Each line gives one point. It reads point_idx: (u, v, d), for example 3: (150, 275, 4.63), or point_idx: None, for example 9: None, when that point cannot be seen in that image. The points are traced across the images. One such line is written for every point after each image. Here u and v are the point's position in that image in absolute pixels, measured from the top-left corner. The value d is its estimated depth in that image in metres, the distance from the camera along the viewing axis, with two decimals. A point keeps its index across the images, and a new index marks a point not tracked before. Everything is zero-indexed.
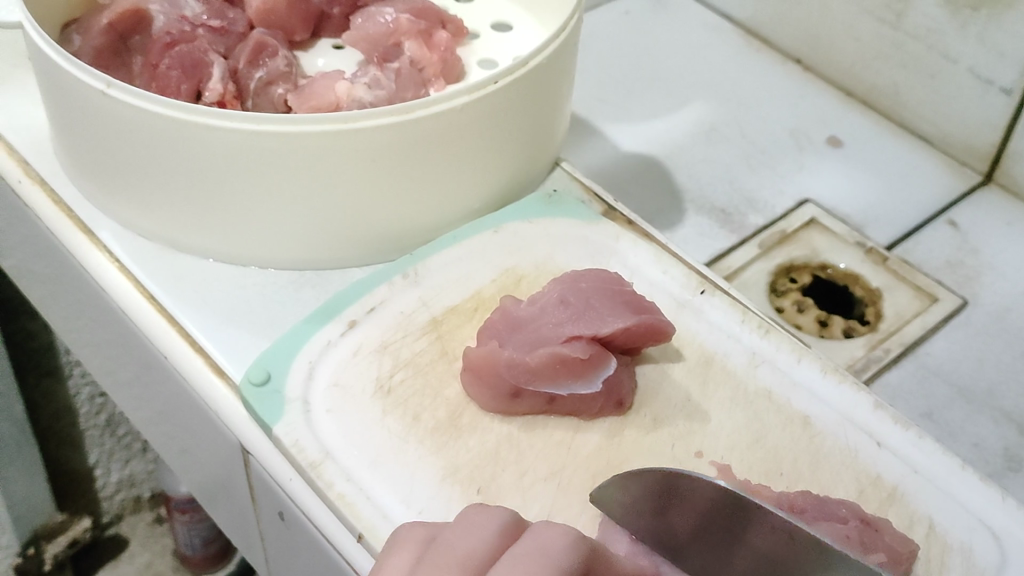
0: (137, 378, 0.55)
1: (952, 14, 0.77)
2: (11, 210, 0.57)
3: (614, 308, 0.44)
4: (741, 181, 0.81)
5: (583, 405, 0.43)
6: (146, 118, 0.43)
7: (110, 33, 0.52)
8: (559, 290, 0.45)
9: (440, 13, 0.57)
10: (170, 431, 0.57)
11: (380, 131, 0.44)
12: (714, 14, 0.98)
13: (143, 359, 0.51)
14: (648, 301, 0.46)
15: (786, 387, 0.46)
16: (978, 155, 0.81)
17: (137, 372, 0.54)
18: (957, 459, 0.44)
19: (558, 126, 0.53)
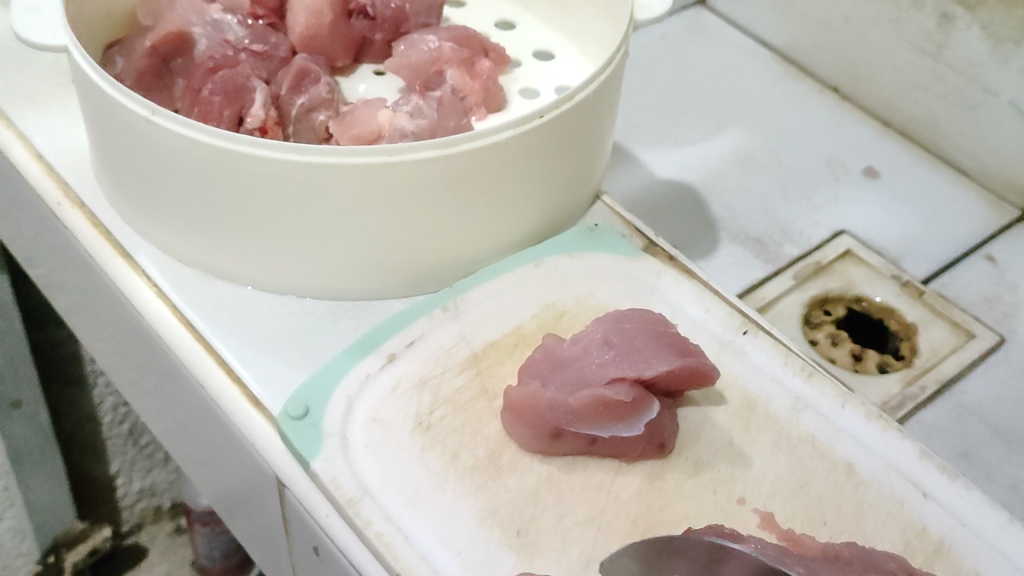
0: (168, 400, 0.55)
1: (993, 47, 0.76)
2: (48, 227, 0.57)
3: (658, 349, 0.44)
4: (777, 211, 0.81)
5: (628, 447, 0.42)
6: (190, 145, 0.43)
7: (153, 56, 0.52)
8: (602, 330, 0.45)
9: (483, 41, 0.57)
10: (198, 452, 0.56)
11: (425, 164, 0.43)
12: (750, 40, 0.98)
13: (176, 382, 0.51)
14: (693, 343, 0.45)
15: (829, 432, 0.45)
16: (1017, 190, 0.80)
17: (170, 396, 0.54)
18: (1003, 511, 0.43)
19: (600, 158, 0.53)
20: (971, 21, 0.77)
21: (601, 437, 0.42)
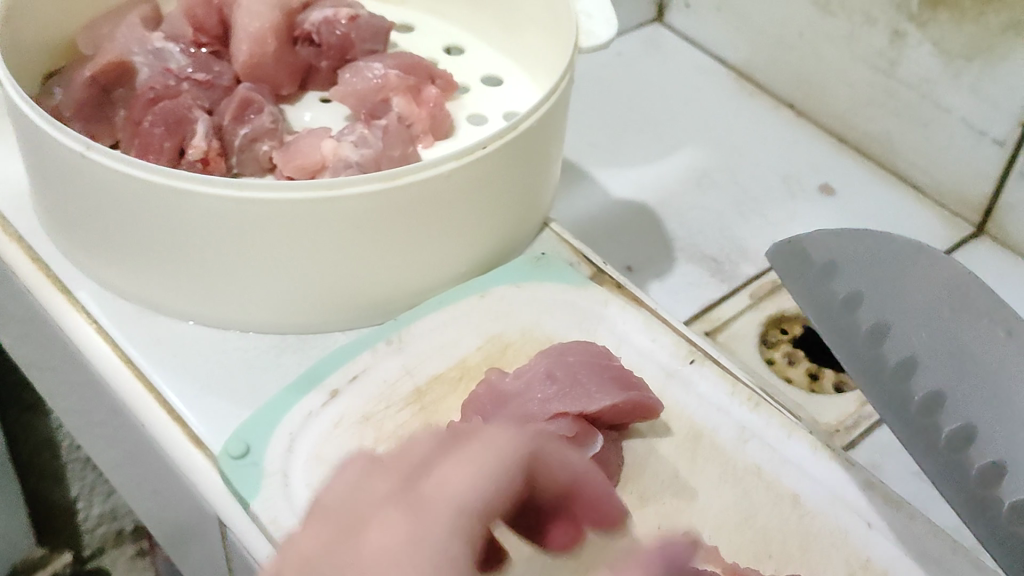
0: (113, 431, 0.54)
1: (945, 64, 0.76)
2: None
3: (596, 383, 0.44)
4: (733, 230, 0.81)
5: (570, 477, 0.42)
6: (126, 183, 0.42)
7: (92, 86, 0.52)
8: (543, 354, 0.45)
9: (429, 68, 0.56)
10: (144, 484, 0.55)
11: (366, 197, 0.43)
12: (708, 57, 0.98)
13: (119, 416, 0.50)
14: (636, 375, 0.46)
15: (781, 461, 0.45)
16: (971, 206, 0.81)
17: (114, 429, 0.53)
18: (949, 541, 0.43)
19: (547, 185, 0.53)
20: (923, 38, 0.77)
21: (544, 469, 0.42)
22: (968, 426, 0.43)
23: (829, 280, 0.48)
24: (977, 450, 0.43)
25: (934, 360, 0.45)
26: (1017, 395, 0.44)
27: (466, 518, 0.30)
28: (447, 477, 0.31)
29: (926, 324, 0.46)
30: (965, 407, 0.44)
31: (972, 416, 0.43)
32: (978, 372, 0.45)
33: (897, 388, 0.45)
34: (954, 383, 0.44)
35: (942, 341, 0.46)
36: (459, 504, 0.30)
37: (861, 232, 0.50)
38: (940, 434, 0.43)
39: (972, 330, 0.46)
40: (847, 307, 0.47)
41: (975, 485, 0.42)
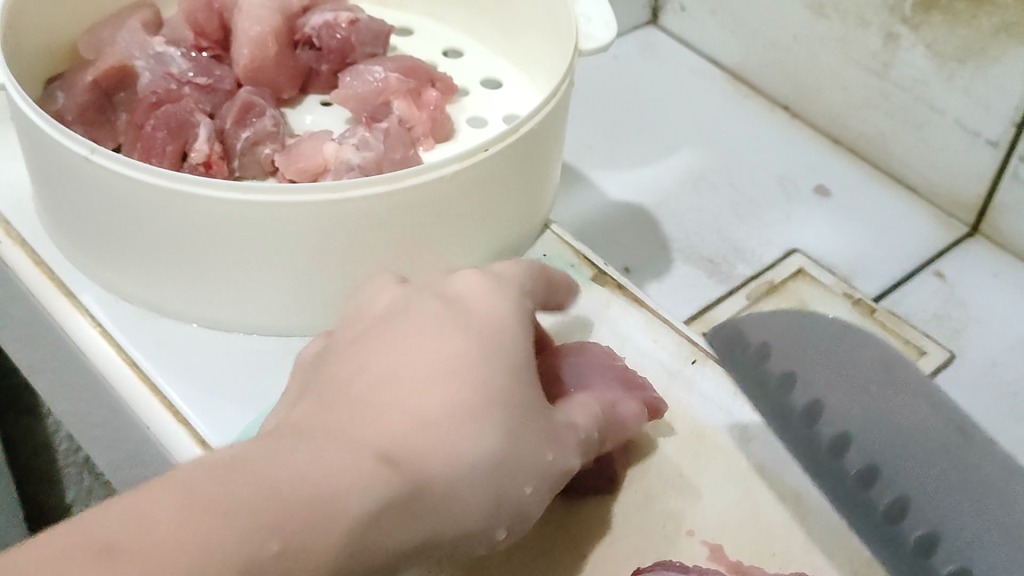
0: (116, 435, 0.54)
1: (938, 66, 0.77)
2: None
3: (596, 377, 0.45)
4: (729, 231, 0.81)
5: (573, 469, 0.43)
6: (130, 185, 0.42)
7: (95, 90, 0.52)
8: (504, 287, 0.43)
9: (429, 71, 0.56)
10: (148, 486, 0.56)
11: (371, 200, 0.43)
12: (703, 59, 0.99)
13: (123, 419, 0.50)
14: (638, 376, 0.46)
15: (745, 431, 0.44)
16: (964, 206, 0.81)
17: (117, 433, 0.53)
18: None
19: (548, 187, 0.53)
20: (916, 40, 0.78)
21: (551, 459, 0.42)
22: (901, 500, 0.43)
23: (760, 361, 0.47)
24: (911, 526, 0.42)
25: (867, 431, 0.44)
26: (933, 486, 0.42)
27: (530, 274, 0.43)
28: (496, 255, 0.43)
29: (854, 391, 0.45)
30: (901, 481, 0.43)
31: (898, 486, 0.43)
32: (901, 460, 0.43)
33: (832, 467, 0.44)
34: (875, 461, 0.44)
35: (872, 413, 0.44)
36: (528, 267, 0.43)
37: (799, 311, 0.47)
38: (878, 508, 0.43)
39: (900, 401, 0.44)
40: (785, 388, 0.46)
41: (912, 556, 0.42)
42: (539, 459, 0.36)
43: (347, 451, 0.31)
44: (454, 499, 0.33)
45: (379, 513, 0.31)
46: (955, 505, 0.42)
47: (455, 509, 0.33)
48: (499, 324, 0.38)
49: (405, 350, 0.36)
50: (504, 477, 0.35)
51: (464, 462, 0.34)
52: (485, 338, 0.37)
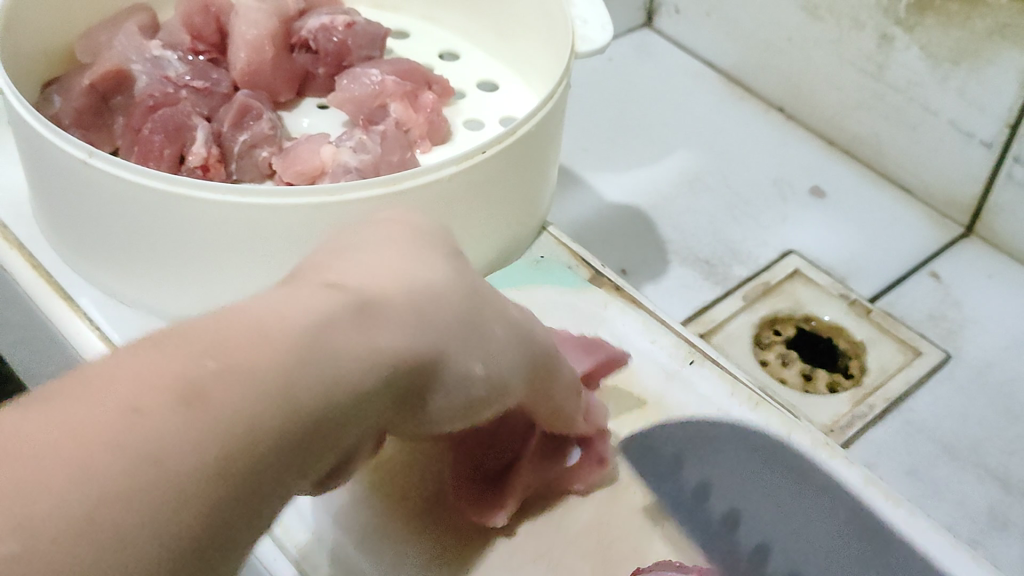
0: None
1: (932, 68, 0.77)
2: None
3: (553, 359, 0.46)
4: (725, 232, 0.81)
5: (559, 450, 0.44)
6: (129, 189, 0.42)
7: (91, 94, 0.52)
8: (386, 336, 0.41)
9: (426, 74, 0.56)
10: None
11: (369, 203, 0.43)
12: (698, 61, 0.99)
13: None
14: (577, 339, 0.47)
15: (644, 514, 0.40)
16: (959, 207, 0.81)
17: None
18: (948, 537, 0.44)
19: (545, 189, 0.53)
20: (910, 41, 0.78)
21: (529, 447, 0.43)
22: (763, 548, 0.49)
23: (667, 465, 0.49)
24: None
25: (743, 500, 0.50)
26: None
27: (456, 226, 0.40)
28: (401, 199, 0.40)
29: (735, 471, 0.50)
30: (770, 533, 0.50)
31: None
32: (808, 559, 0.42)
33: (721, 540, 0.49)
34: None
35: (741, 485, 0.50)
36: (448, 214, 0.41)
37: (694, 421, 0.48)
38: (744, 556, 0.49)
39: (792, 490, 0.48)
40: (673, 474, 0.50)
41: None
42: (495, 316, 0.33)
43: (290, 287, 0.28)
44: (421, 324, 0.29)
45: (331, 322, 0.27)
46: (809, 551, 0.49)
47: (424, 333, 0.29)
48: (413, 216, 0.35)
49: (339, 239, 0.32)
50: (468, 320, 0.31)
51: (424, 294, 0.30)
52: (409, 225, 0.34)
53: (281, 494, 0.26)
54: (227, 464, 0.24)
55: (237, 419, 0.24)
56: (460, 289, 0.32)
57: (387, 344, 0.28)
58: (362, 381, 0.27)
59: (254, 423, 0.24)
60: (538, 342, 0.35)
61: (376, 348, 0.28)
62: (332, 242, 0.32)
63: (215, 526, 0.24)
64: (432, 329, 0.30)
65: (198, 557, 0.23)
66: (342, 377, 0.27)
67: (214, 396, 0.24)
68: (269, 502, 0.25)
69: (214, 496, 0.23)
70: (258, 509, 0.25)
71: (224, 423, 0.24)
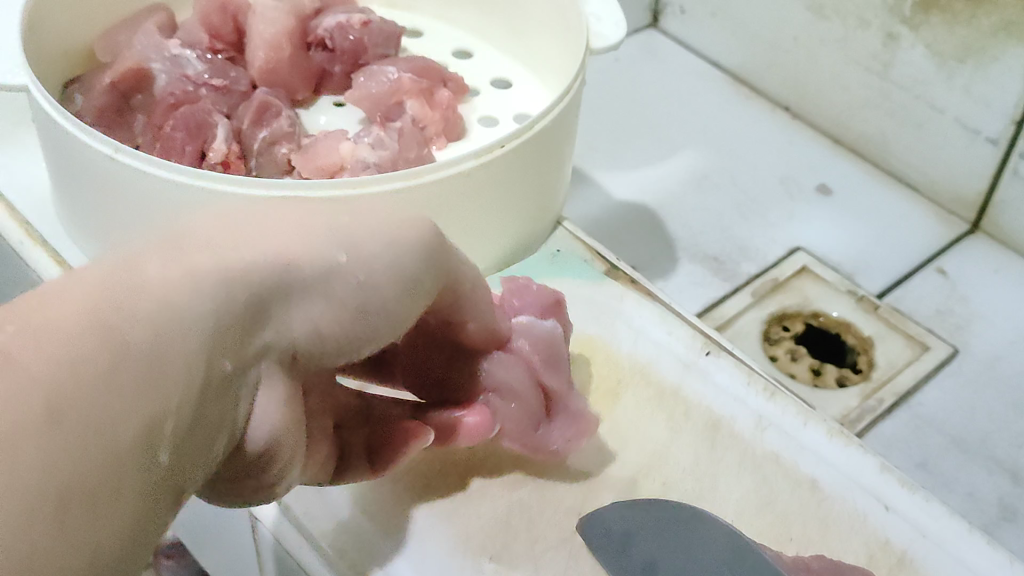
0: None
1: (938, 66, 0.78)
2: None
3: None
4: (733, 229, 0.82)
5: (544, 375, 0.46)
6: (155, 184, 0.43)
7: (112, 93, 0.53)
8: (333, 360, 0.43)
9: (442, 72, 0.57)
10: None
11: (392, 196, 0.44)
12: (704, 61, 1.00)
13: None
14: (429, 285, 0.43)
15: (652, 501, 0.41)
16: (966, 204, 0.82)
17: None
18: (964, 523, 0.44)
19: (560, 186, 0.54)
20: (916, 40, 0.79)
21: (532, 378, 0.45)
22: None
23: None
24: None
25: None
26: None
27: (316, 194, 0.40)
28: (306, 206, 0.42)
29: None
30: None
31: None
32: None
33: None
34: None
35: None
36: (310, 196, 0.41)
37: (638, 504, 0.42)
38: None
39: None
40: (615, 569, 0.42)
41: None
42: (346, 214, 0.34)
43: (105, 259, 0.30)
44: (250, 251, 0.31)
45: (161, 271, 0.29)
46: None
47: (258, 254, 0.31)
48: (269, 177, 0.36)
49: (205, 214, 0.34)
50: (309, 232, 0.32)
51: (249, 228, 0.32)
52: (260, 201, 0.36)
53: (148, 428, 0.27)
54: (56, 402, 0.25)
55: (52, 362, 0.25)
56: (305, 214, 0.33)
57: (216, 270, 0.29)
58: (187, 314, 0.28)
59: (75, 368, 0.25)
60: (426, 221, 0.35)
61: (201, 276, 0.29)
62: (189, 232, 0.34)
63: (73, 464, 0.25)
64: (263, 253, 0.31)
65: (63, 496, 0.25)
66: (166, 303, 0.28)
67: (23, 353, 0.25)
68: (138, 437, 0.27)
69: (49, 433, 0.24)
70: (125, 452, 0.26)
71: (45, 370, 0.25)
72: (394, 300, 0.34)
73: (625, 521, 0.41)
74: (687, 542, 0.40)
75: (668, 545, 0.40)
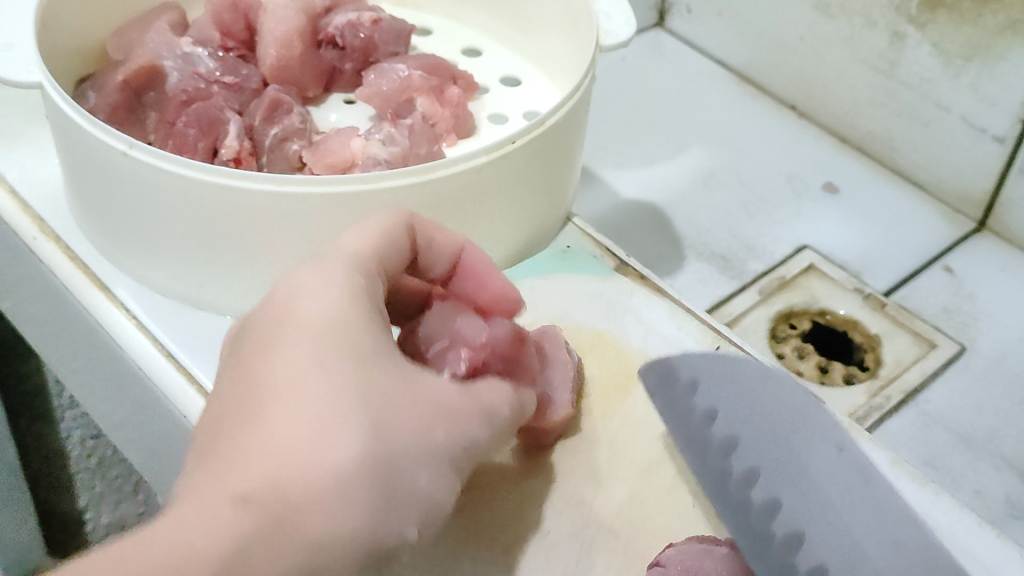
0: (131, 425, 0.55)
1: (945, 65, 0.78)
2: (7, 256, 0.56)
3: (457, 281, 0.46)
4: (740, 228, 0.82)
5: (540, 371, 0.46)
6: (169, 179, 0.43)
7: (125, 90, 0.53)
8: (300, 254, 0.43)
9: (451, 69, 0.58)
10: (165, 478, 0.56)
11: (404, 191, 0.44)
12: (710, 61, 1.00)
13: (143, 406, 0.51)
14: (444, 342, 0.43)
15: (725, 360, 0.48)
16: (972, 203, 0.82)
17: (135, 423, 0.54)
18: (972, 515, 0.45)
19: (570, 183, 0.54)
20: (922, 39, 0.79)
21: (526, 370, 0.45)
22: (795, 535, 0.42)
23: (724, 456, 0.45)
24: (781, 522, 0.43)
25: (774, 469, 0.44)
26: (858, 486, 0.44)
27: (362, 266, 0.40)
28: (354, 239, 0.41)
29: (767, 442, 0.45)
30: (798, 518, 0.43)
31: (787, 497, 0.43)
32: (822, 470, 0.44)
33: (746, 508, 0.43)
34: (783, 452, 0.45)
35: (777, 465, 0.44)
36: (359, 257, 0.40)
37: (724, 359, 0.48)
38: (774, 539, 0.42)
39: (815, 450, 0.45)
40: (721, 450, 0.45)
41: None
42: (411, 449, 0.36)
43: (198, 502, 0.33)
44: (336, 510, 0.33)
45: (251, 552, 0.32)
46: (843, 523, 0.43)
47: (344, 517, 0.33)
48: (342, 326, 0.37)
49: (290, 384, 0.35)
50: (380, 489, 0.34)
51: (328, 481, 0.33)
52: (318, 343, 0.37)
53: None
54: None
55: None
56: (384, 432, 0.35)
57: (298, 556, 0.33)
58: None
59: None
60: (467, 436, 0.38)
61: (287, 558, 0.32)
62: (264, 390, 0.36)
63: None
64: (336, 530, 0.33)
65: None
66: None
67: None
68: None
69: None
70: None
71: None
72: (438, 509, 0.37)
73: (695, 370, 0.47)
74: (751, 397, 0.47)
75: (729, 399, 0.46)
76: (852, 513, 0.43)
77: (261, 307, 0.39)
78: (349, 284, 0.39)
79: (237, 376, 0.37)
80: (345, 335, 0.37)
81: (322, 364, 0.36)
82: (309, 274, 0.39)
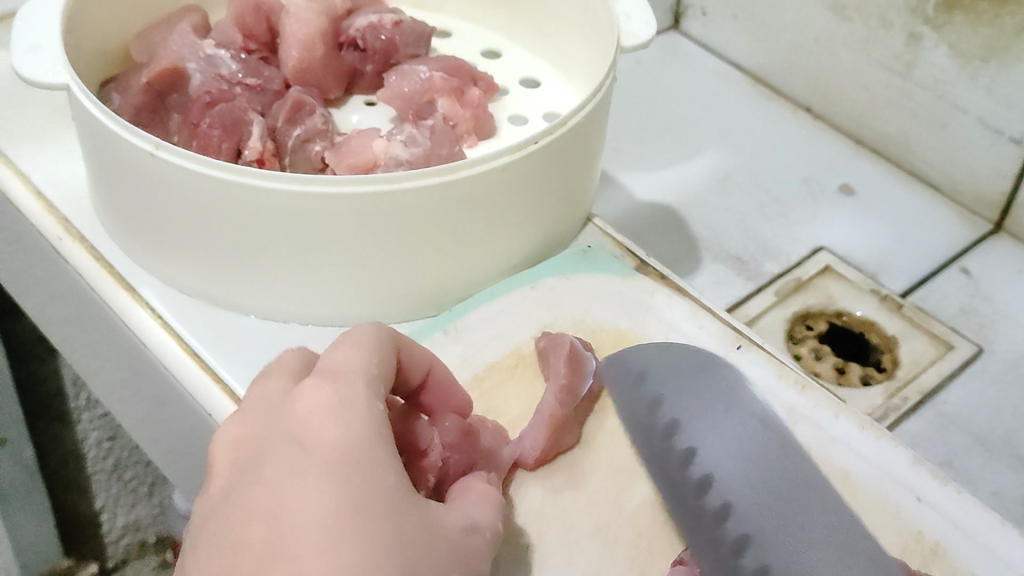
0: (153, 422, 0.55)
1: (962, 66, 0.78)
2: (32, 257, 0.57)
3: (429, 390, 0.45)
4: (756, 229, 0.83)
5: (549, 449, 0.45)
6: (194, 178, 0.44)
7: (149, 92, 0.54)
8: (288, 364, 0.42)
9: (471, 70, 0.58)
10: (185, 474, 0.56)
11: (426, 190, 0.45)
12: (725, 63, 1.01)
13: (165, 402, 0.51)
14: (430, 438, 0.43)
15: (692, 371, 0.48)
16: (989, 204, 0.82)
17: (156, 420, 0.54)
18: (993, 514, 0.45)
19: (589, 184, 0.54)
20: (939, 40, 0.79)
21: (528, 456, 0.45)
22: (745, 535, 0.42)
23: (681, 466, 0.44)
24: (732, 532, 0.42)
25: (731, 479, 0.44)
26: (817, 497, 0.43)
27: (373, 382, 0.40)
28: (345, 353, 0.40)
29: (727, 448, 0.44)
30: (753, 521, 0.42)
31: (742, 507, 0.43)
32: (784, 480, 0.44)
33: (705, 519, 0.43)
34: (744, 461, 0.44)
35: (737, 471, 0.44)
36: (365, 370, 0.40)
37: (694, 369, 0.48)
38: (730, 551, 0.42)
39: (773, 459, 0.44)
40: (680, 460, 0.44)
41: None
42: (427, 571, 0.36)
43: None
44: None
45: None
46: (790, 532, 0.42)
47: None
48: (354, 443, 0.37)
49: (302, 514, 0.35)
50: None
51: None
52: (347, 477, 0.36)
53: None
54: None
55: None
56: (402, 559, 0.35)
57: None
58: None
59: None
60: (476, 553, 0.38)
61: None
62: (275, 522, 0.35)
63: None
64: None
65: None
66: None
67: None
68: None
69: None
70: None
71: None
72: None
73: (665, 381, 0.47)
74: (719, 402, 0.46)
75: (695, 410, 0.46)
76: (808, 519, 0.43)
77: (280, 420, 0.38)
78: (368, 411, 0.38)
79: (251, 495, 0.36)
80: (365, 467, 0.37)
81: (337, 491, 0.36)
82: (313, 391, 0.39)
